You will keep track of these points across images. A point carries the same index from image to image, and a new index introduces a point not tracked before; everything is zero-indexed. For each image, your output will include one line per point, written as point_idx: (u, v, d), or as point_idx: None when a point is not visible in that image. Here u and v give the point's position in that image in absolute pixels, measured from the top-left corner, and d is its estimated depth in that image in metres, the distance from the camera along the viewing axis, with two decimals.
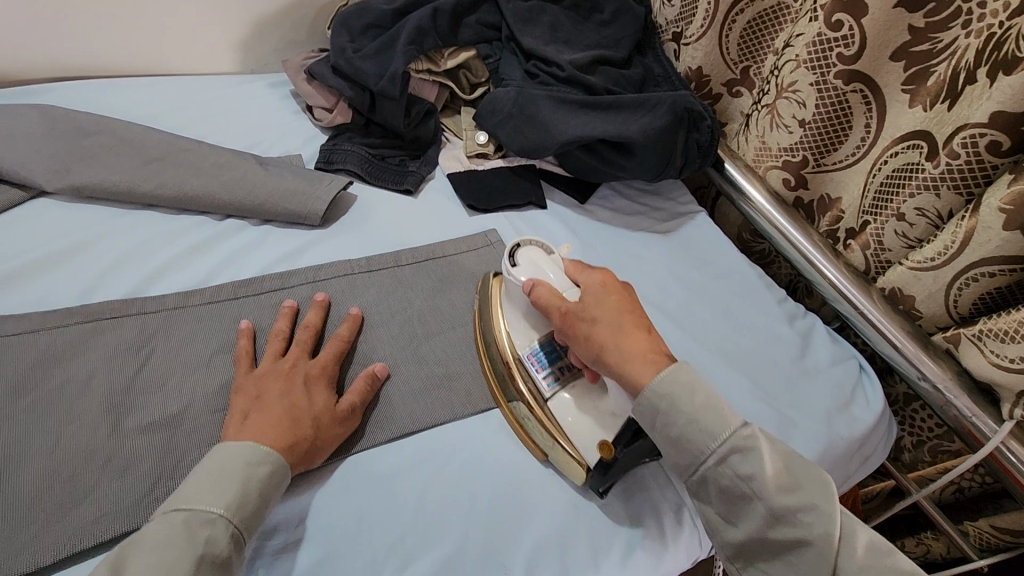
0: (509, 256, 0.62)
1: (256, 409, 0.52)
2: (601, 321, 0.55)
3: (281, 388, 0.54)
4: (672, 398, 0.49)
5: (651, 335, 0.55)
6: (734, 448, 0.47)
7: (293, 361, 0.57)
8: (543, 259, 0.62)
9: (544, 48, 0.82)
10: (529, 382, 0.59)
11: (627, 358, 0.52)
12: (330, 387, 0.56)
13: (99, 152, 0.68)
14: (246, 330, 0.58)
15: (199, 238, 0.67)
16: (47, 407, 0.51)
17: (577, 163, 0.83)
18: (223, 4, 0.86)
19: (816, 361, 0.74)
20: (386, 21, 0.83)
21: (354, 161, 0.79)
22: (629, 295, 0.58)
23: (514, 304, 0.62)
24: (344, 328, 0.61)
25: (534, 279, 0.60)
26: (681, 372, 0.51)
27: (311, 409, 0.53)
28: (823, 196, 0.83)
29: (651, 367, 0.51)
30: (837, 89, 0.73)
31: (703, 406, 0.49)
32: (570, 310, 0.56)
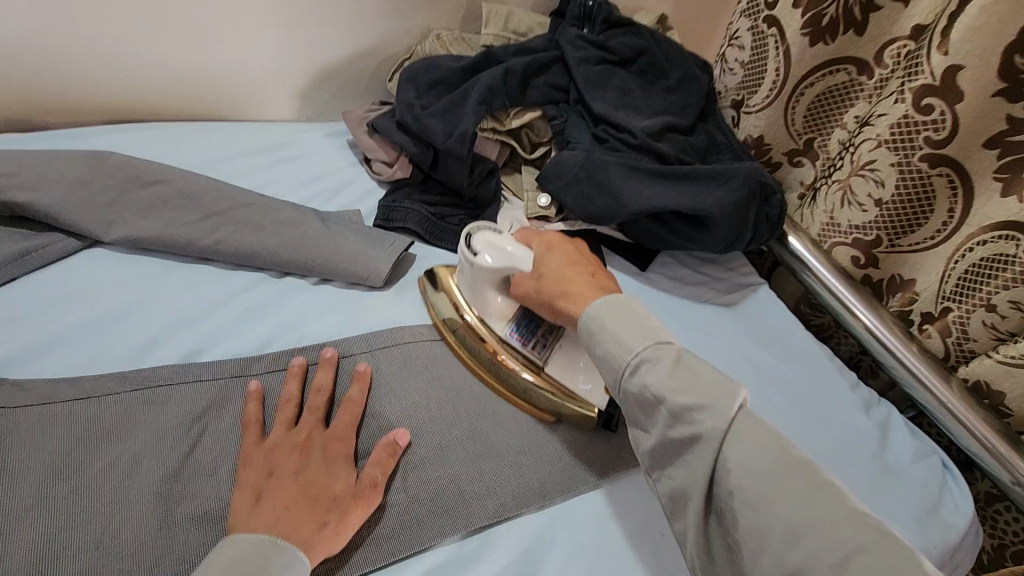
0: (465, 243, 0.65)
1: (269, 491, 0.48)
2: (562, 266, 0.60)
3: (295, 464, 0.50)
4: (606, 314, 0.53)
5: (594, 278, 0.59)
6: (646, 358, 0.49)
7: (308, 433, 0.53)
8: (493, 239, 0.64)
9: (614, 113, 0.81)
10: (511, 348, 0.64)
11: (574, 285, 0.57)
12: (348, 462, 0.52)
13: (160, 203, 0.64)
14: (254, 393, 0.54)
15: (257, 296, 0.64)
16: (91, 489, 0.46)
17: (642, 231, 0.80)
18: (286, 52, 0.84)
19: (896, 456, 0.70)
20: (453, 79, 0.81)
21: (415, 220, 0.77)
22: (577, 246, 0.64)
23: (475, 295, 0.65)
24: (356, 391, 0.57)
25: (508, 263, 0.62)
26: (610, 296, 0.55)
27: (330, 490, 0.49)
28: (894, 276, 0.80)
29: (596, 295, 0.56)
30: (921, 172, 0.71)
31: (639, 321, 0.52)
32: (535, 285, 0.60)
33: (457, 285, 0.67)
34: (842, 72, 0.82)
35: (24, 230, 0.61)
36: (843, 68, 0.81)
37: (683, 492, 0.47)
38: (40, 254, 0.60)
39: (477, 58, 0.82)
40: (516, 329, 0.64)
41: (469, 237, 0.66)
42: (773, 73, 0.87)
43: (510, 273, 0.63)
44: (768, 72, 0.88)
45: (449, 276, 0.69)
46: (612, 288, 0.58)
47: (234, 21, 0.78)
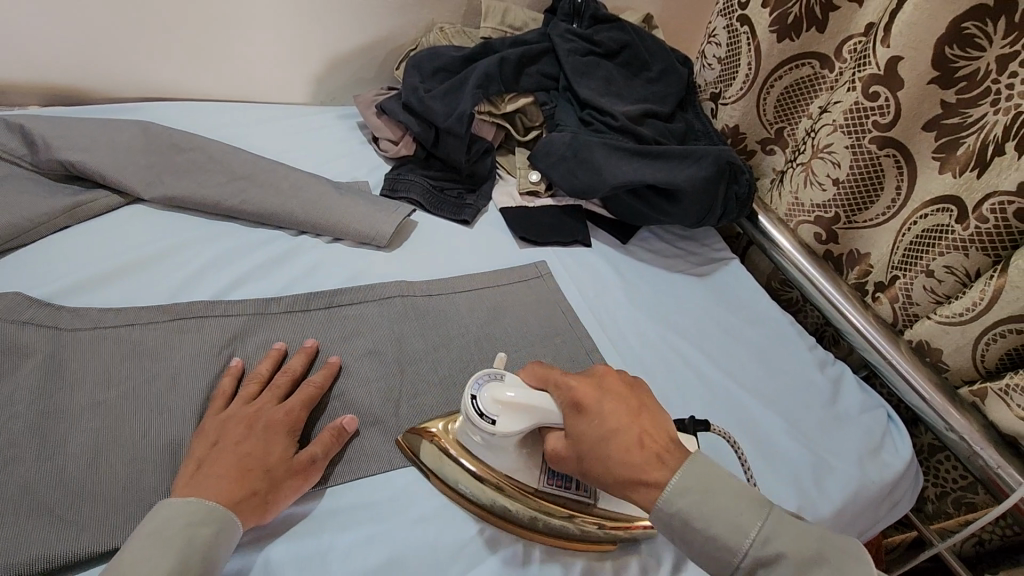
0: (472, 406, 0.54)
1: (210, 459, 0.50)
2: (613, 435, 0.49)
3: (241, 434, 0.52)
4: (695, 502, 0.46)
5: (647, 433, 0.50)
6: (758, 560, 0.45)
7: (259, 405, 0.55)
8: (509, 390, 0.54)
9: (599, 99, 0.89)
10: (551, 498, 0.56)
11: (638, 458, 0.48)
12: (291, 438, 0.54)
13: (194, 166, 0.73)
14: (233, 369, 0.58)
15: (276, 251, 0.72)
16: (136, 394, 0.55)
17: (622, 206, 0.88)
18: (304, 41, 0.93)
19: (845, 407, 0.78)
20: (454, 66, 0.90)
21: (417, 191, 0.85)
22: (614, 383, 0.53)
23: (490, 454, 0.55)
24: (318, 376, 0.59)
25: (538, 421, 0.53)
26: (693, 470, 0.48)
27: (265, 461, 0.51)
28: (852, 251, 0.88)
29: (669, 468, 0.48)
30: (871, 153, 0.80)
31: (715, 495, 0.47)
32: (576, 447, 0.51)
33: (463, 447, 0.57)
34: (807, 66, 0.90)
35: (75, 187, 0.70)
36: (807, 62, 0.90)
37: None
38: (88, 207, 0.68)
39: (476, 48, 0.91)
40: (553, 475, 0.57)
41: (474, 402, 0.54)
42: (746, 66, 0.96)
43: (540, 425, 0.54)
44: (741, 65, 0.97)
45: (445, 431, 0.58)
46: (671, 437, 0.51)
47: (258, 11, 0.87)
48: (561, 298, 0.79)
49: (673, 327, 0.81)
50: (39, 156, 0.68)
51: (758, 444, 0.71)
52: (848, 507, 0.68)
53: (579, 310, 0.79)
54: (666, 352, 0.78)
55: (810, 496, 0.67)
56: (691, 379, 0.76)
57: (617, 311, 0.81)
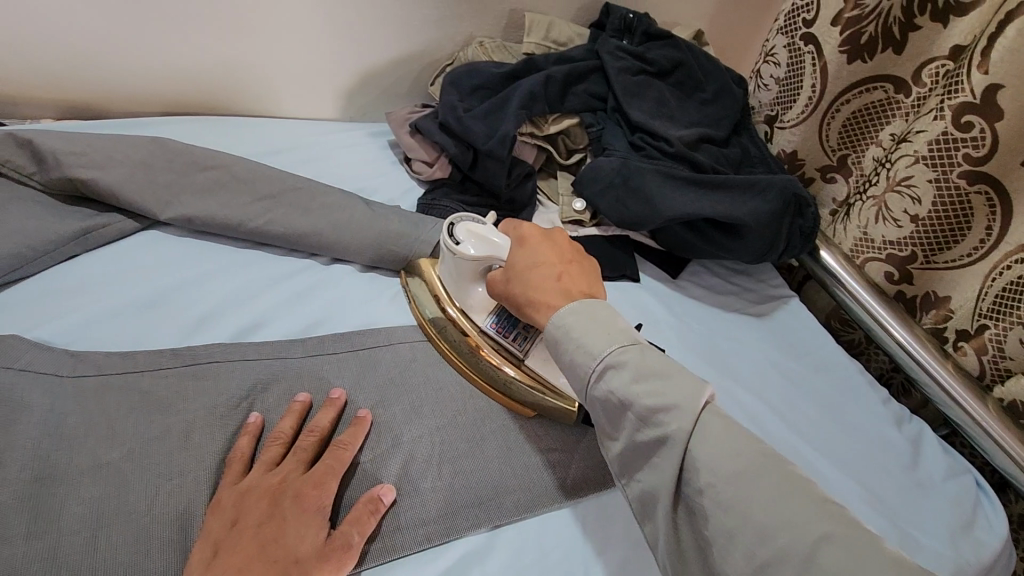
0: (446, 231, 0.63)
1: (229, 545, 0.44)
2: (539, 263, 0.56)
3: (262, 513, 0.45)
4: (573, 324, 0.50)
5: (569, 270, 0.55)
6: (611, 365, 0.47)
7: (283, 475, 0.48)
8: (477, 232, 0.61)
9: (651, 122, 0.82)
10: (493, 344, 0.63)
11: (543, 292, 0.54)
12: (322, 516, 0.47)
13: (216, 186, 0.67)
14: (251, 427, 0.51)
15: (302, 284, 0.66)
16: (143, 455, 0.48)
17: (675, 239, 0.81)
18: (334, 53, 0.87)
19: (929, 474, 0.69)
20: (495, 84, 0.84)
21: (453, 218, 0.79)
22: (564, 234, 0.60)
23: (453, 281, 0.64)
24: (347, 436, 0.52)
25: (486, 254, 0.60)
26: (583, 304, 0.51)
27: (291, 552, 0.44)
28: (929, 293, 0.80)
29: (565, 296, 0.53)
30: (959, 189, 0.72)
31: (606, 327, 0.49)
32: (508, 269, 0.58)
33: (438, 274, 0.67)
34: (879, 89, 0.82)
35: (86, 210, 0.64)
36: (881, 85, 0.82)
37: (650, 493, 0.45)
38: (101, 233, 0.63)
39: (519, 64, 0.84)
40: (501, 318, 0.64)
41: (453, 223, 0.64)
42: (810, 88, 0.88)
43: (491, 263, 0.61)
44: (804, 88, 0.90)
45: (430, 266, 0.68)
46: (590, 282, 0.55)
47: (287, 21, 0.81)
48: None
49: (732, 375, 0.74)
50: (48, 175, 0.62)
51: None
52: None
53: None
54: (726, 404, 0.70)
55: None
56: (754, 436, 0.68)
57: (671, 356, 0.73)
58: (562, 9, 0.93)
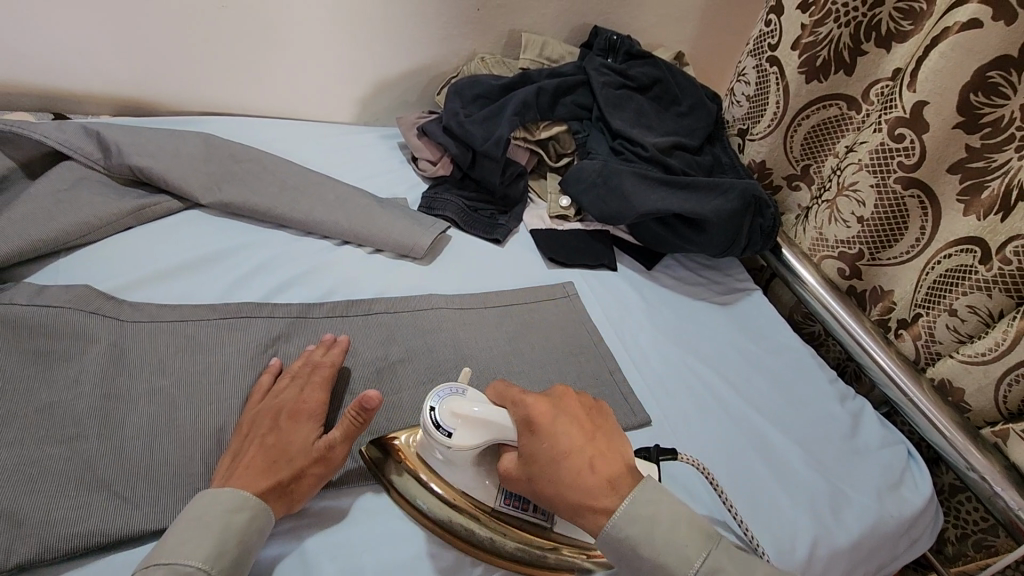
0: (429, 418, 0.55)
1: (242, 452, 0.53)
2: (567, 452, 0.53)
3: (266, 427, 0.55)
4: (642, 517, 0.51)
5: (598, 459, 0.54)
6: (709, 570, 0.50)
7: (282, 395, 0.58)
8: (470, 429, 0.54)
9: (630, 130, 0.93)
10: (510, 520, 0.57)
11: (592, 500, 0.52)
12: (313, 424, 0.56)
13: (250, 177, 0.78)
14: (273, 368, 0.61)
15: (319, 259, 0.76)
16: (187, 385, 0.58)
17: (649, 233, 0.91)
18: (354, 66, 0.98)
19: (864, 442, 0.78)
20: (494, 94, 0.95)
21: (453, 210, 0.89)
22: (564, 393, 0.58)
23: (454, 472, 0.57)
24: (329, 359, 0.61)
25: (496, 438, 0.54)
26: (640, 502, 0.51)
27: (289, 449, 0.53)
28: (875, 288, 0.89)
29: (618, 495, 0.52)
30: (896, 193, 0.81)
31: (660, 519, 0.51)
32: (528, 464, 0.54)
33: (430, 470, 0.58)
34: (834, 106, 0.93)
35: (140, 191, 0.75)
36: (835, 103, 0.92)
37: None
38: (152, 210, 0.74)
39: (516, 78, 0.95)
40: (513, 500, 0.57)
41: (429, 419, 0.55)
42: (774, 104, 0.99)
43: (496, 442, 0.55)
44: (769, 104, 1.00)
45: (419, 465, 0.58)
46: (607, 437, 0.56)
47: (313, 36, 0.93)
48: (586, 318, 0.82)
49: (694, 353, 0.83)
50: (111, 160, 0.74)
51: (777, 473, 0.72)
52: (865, 538, 0.69)
53: (603, 330, 0.82)
54: (687, 376, 0.80)
55: (827, 523, 0.68)
56: (709, 403, 0.77)
57: (640, 334, 0.83)
58: (555, 30, 1.05)
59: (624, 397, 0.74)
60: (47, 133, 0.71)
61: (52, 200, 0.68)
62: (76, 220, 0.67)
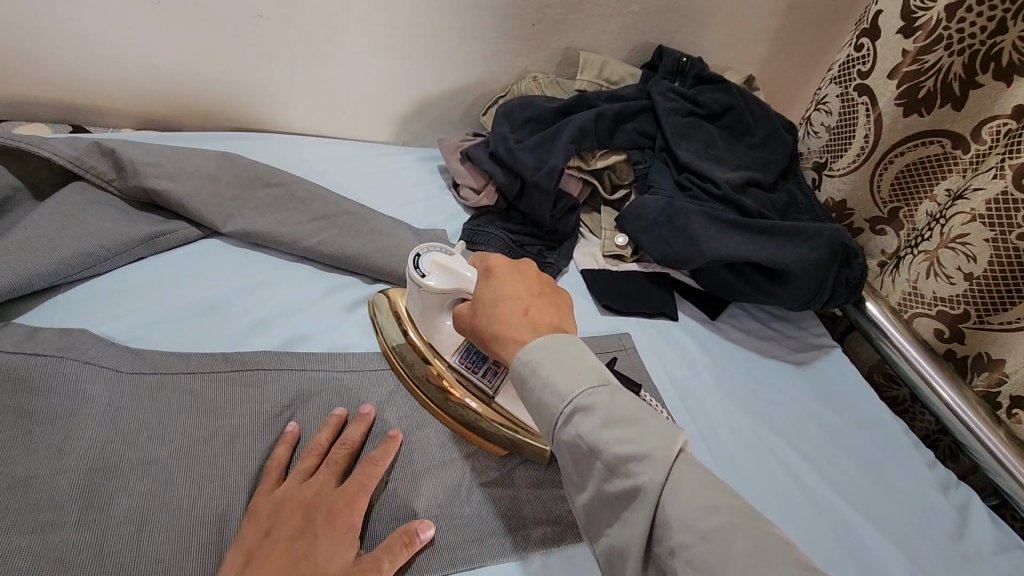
0: (412, 261, 0.58)
1: (260, 555, 0.45)
2: (504, 296, 0.50)
3: (295, 527, 0.47)
4: (541, 358, 0.45)
5: (533, 311, 0.49)
6: (579, 406, 0.42)
7: (317, 489, 0.50)
8: (439, 270, 0.57)
9: (699, 163, 0.83)
10: (461, 376, 0.60)
11: (510, 333, 0.48)
12: (351, 535, 0.48)
13: (274, 203, 0.70)
14: (287, 437, 0.53)
15: (347, 299, 0.68)
16: (189, 456, 0.50)
17: (717, 280, 0.80)
18: (394, 82, 0.90)
19: (976, 544, 0.66)
20: (546, 118, 0.85)
21: (497, 245, 0.80)
22: (536, 265, 0.54)
23: (423, 316, 0.60)
24: (378, 452, 0.52)
25: (454, 287, 0.56)
26: (552, 338, 0.46)
27: (320, 568, 0.45)
28: (982, 354, 0.77)
29: (539, 332, 0.47)
30: (1018, 251, 0.70)
31: (574, 364, 0.44)
32: (485, 266, 0.54)
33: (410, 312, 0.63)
34: (936, 144, 0.81)
35: (156, 217, 0.67)
36: (937, 140, 0.81)
37: (618, 546, 0.40)
38: (166, 239, 0.66)
39: (572, 100, 0.86)
40: (470, 351, 0.60)
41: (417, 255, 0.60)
42: (862, 139, 0.88)
43: (459, 295, 0.57)
44: (856, 138, 0.89)
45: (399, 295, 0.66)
46: (562, 316, 0.51)
47: (351, 48, 0.85)
48: (644, 376, 0.72)
49: (769, 423, 0.72)
50: (126, 182, 0.66)
51: None
52: None
53: (665, 392, 0.72)
54: (764, 454, 0.68)
55: None
56: (790, 488, 0.66)
57: (707, 397, 0.73)
58: (615, 49, 0.96)
59: None
60: (57, 150, 0.64)
61: (55, 226, 0.60)
62: (81, 250, 0.60)
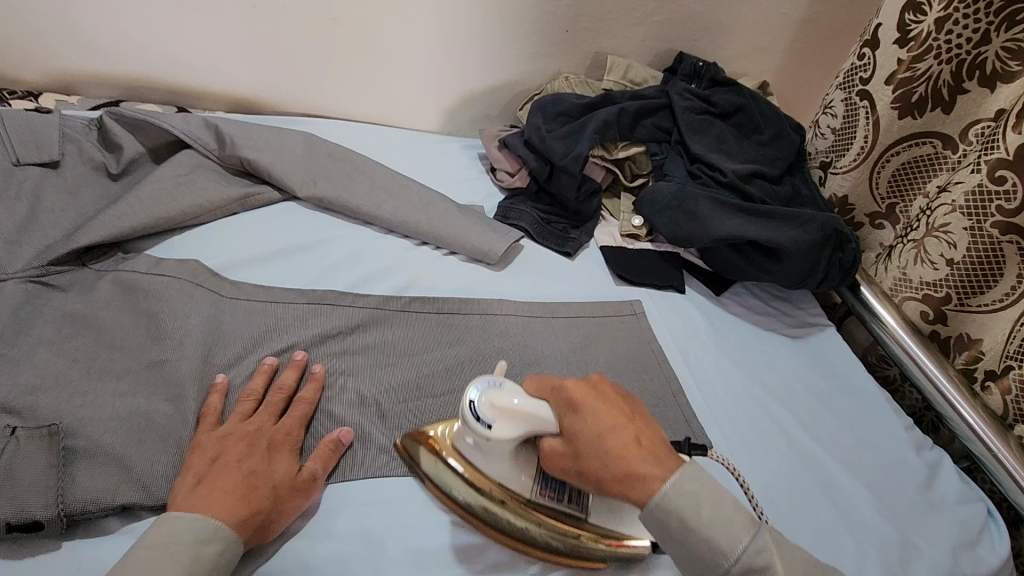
0: (469, 410, 0.55)
1: (210, 474, 0.51)
2: (604, 437, 0.51)
3: (242, 451, 0.54)
4: (686, 496, 0.49)
5: (642, 442, 0.52)
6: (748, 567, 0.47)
7: (259, 424, 0.57)
8: (506, 421, 0.54)
9: (710, 155, 0.93)
10: (537, 507, 0.57)
11: (632, 468, 0.50)
12: (292, 454, 0.56)
13: (342, 176, 0.84)
14: (220, 386, 0.58)
15: (399, 257, 0.80)
16: (276, 362, 0.62)
17: (721, 259, 0.91)
18: (443, 79, 1.03)
19: (940, 495, 0.74)
20: (575, 112, 0.97)
21: (527, 220, 0.92)
22: (606, 378, 0.57)
23: (484, 461, 0.56)
24: (307, 391, 0.61)
25: (530, 423, 0.54)
26: (683, 481, 0.50)
27: (270, 478, 0.53)
28: (961, 336, 0.85)
29: (660, 466, 0.50)
30: (991, 238, 0.78)
31: (704, 503, 0.49)
32: (569, 407, 0.54)
33: (451, 451, 0.58)
34: (928, 144, 0.90)
35: (247, 181, 0.81)
36: (929, 141, 0.89)
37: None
38: (255, 199, 0.80)
39: (599, 98, 0.97)
40: (546, 488, 0.57)
41: (467, 406, 0.55)
42: (862, 139, 0.97)
43: (535, 433, 0.55)
44: (856, 138, 0.98)
45: (429, 461, 0.58)
46: (648, 428, 0.53)
47: (409, 49, 0.98)
48: (652, 337, 0.82)
49: (760, 383, 0.82)
50: (224, 151, 0.80)
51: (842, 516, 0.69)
52: None
53: (669, 351, 0.82)
54: (753, 407, 0.78)
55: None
56: (775, 436, 0.76)
57: (707, 357, 0.83)
58: (640, 55, 1.07)
59: (685, 420, 0.73)
60: (173, 123, 0.78)
61: (172, 183, 0.75)
62: (191, 203, 0.74)
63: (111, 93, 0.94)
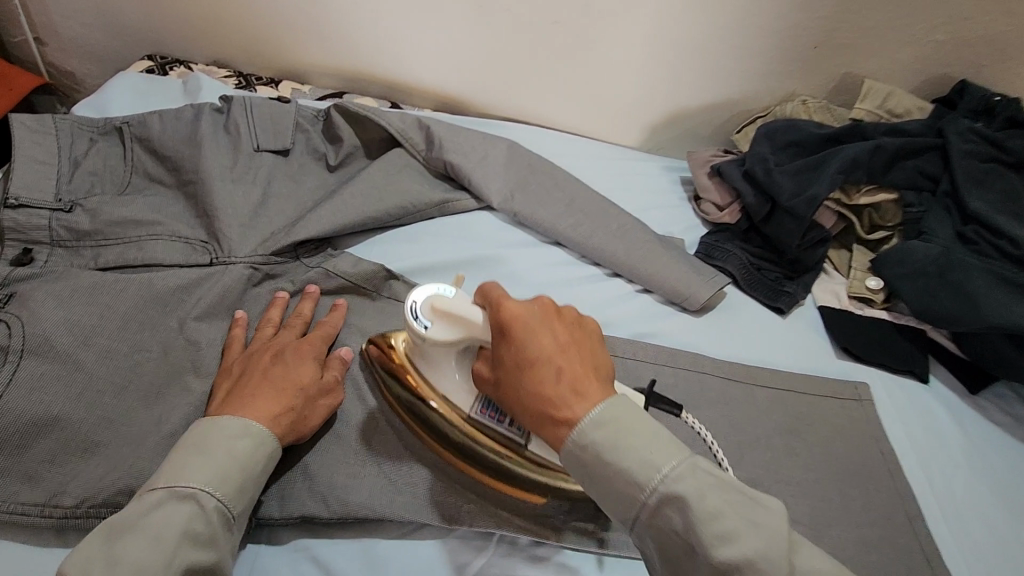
0: (411, 312, 0.55)
1: (239, 384, 0.52)
2: (534, 359, 0.44)
3: (267, 364, 0.54)
4: (608, 436, 0.41)
5: (582, 375, 0.44)
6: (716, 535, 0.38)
7: (280, 340, 0.57)
8: (443, 325, 0.53)
9: (994, 217, 0.72)
10: (483, 428, 0.55)
11: (552, 398, 0.43)
12: (315, 359, 0.56)
13: (542, 191, 0.79)
14: (240, 320, 0.58)
15: (587, 287, 0.74)
16: None
17: (986, 352, 0.71)
18: (657, 92, 0.93)
19: None
20: (811, 143, 0.82)
21: (734, 264, 0.80)
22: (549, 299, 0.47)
23: (434, 367, 0.56)
24: (334, 317, 0.61)
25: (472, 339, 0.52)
26: (615, 409, 0.42)
27: (297, 380, 0.53)
28: None
29: (591, 398, 0.43)
30: None
31: (646, 438, 0.41)
32: (497, 323, 0.47)
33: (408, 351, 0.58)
34: None
35: (447, 185, 0.80)
36: None
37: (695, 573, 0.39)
38: (453, 206, 0.78)
39: (846, 128, 0.81)
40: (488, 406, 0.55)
41: (414, 308, 0.55)
42: None
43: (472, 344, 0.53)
44: None
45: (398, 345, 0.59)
46: (586, 353, 0.45)
47: (624, 59, 0.89)
48: (882, 435, 0.66)
49: None
50: (431, 153, 0.78)
51: None
52: None
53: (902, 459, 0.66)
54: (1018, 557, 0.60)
55: None
56: None
57: (954, 477, 0.65)
58: (905, 80, 0.88)
59: (923, 556, 0.58)
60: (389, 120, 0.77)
61: (381, 181, 0.74)
62: (396, 204, 0.73)
63: (339, 84, 1.00)
